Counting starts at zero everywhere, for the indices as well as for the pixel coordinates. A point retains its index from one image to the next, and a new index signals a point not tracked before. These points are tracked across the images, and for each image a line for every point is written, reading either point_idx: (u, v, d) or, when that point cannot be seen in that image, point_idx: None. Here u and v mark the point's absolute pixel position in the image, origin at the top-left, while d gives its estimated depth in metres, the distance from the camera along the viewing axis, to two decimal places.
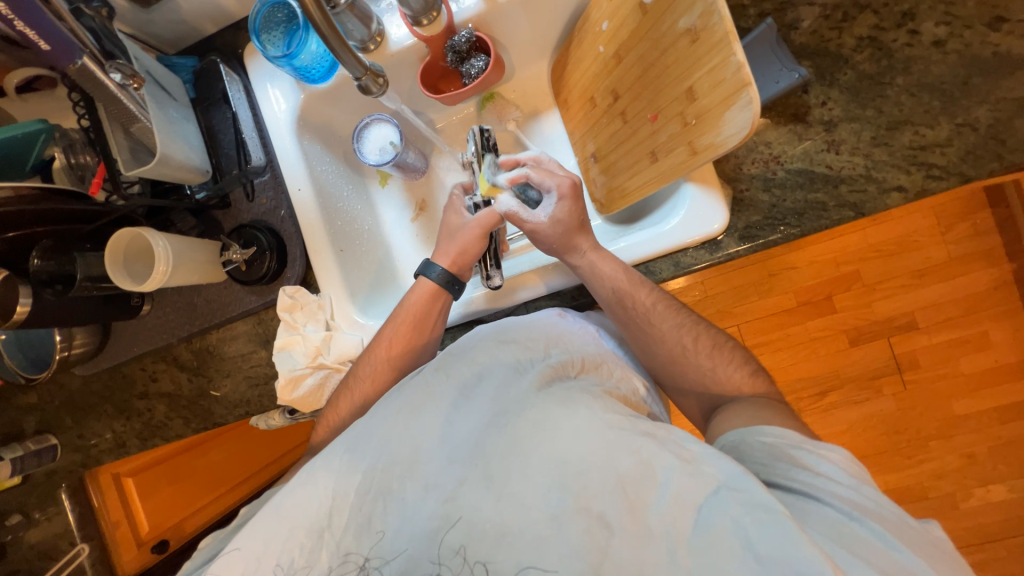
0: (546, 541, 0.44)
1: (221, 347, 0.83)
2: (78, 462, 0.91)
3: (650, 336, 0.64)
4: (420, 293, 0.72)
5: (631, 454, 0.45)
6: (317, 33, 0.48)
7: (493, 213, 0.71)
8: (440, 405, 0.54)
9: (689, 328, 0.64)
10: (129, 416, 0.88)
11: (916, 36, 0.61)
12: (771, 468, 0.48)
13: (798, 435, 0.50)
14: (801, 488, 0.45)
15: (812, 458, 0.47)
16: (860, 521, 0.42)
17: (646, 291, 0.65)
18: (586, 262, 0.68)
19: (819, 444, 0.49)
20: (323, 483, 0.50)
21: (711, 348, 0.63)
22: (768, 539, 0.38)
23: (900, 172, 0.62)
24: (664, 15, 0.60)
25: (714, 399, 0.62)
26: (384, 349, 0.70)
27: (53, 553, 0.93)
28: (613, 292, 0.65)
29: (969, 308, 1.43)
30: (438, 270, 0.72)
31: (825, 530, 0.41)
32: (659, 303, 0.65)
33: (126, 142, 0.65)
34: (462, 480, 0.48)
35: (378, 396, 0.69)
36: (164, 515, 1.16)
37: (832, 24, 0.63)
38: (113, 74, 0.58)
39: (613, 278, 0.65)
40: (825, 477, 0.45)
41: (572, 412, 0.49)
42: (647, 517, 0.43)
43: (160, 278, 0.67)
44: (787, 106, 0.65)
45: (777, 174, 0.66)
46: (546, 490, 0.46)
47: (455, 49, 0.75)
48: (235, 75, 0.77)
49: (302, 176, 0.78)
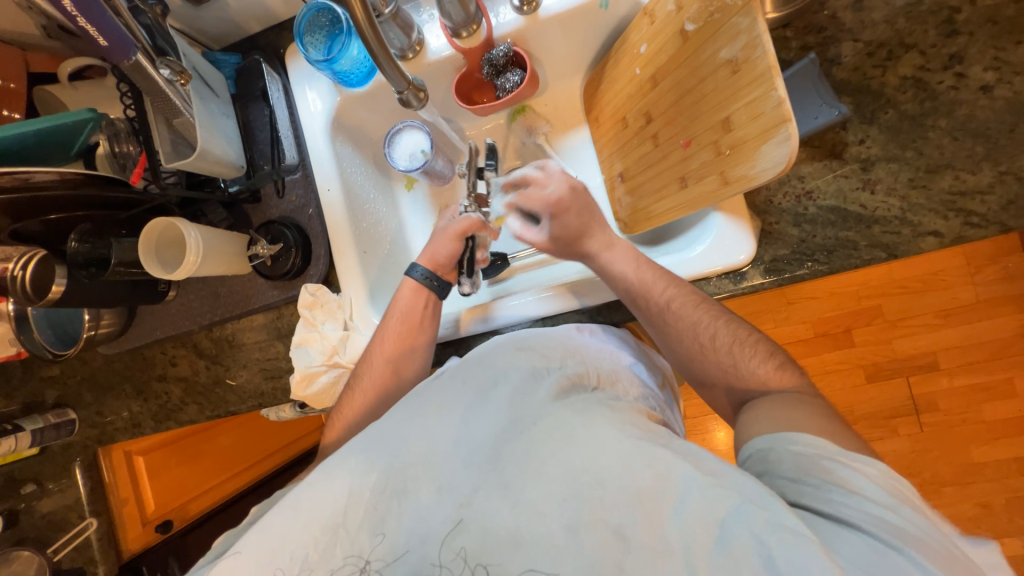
0: (558, 551, 0.43)
1: (240, 338, 0.85)
2: (93, 438, 0.93)
3: (667, 332, 0.63)
4: (405, 291, 0.74)
5: (646, 464, 0.45)
6: (364, 42, 0.49)
7: (470, 221, 0.73)
8: (458, 408, 0.55)
9: (709, 324, 0.61)
10: (146, 398, 0.90)
11: (963, 80, 0.60)
12: (802, 484, 0.45)
13: (830, 446, 0.46)
14: (833, 508, 0.42)
15: (848, 472, 0.44)
16: (899, 548, 0.39)
17: (660, 286, 0.64)
18: (598, 262, 0.69)
19: (853, 456, 0.45)
20: (338, 478, 0.51)
21: (732, 343, 0.59)
22: (792, 555, 0.37)
23: (937, 217, 0.61)
24: (704, 44, 0.59)
25: (742, 395, 0.58)
26: (381, 346, 0.71)
27: (63, 525, 0.96)
28: (627, 292, 0.66)
29: (995, 354, 1.39)
30: (420, 270, 0.75)
31: (856, 557, 0.39)
32: (676, 298, 0.63)
33: (168, 134, 0.67)
34: (477, 487, 0.48)
35: (381, 400, 0.69)
36: (171, 496, 1.17)
37: (875, 62, 0.62)
38: (163, 70, 0.60)
39: (624, 277, 0.66)
40: (859, 496, 0.42)
41: (590, 423, 0.49)
42: (664, 530, 0.42)
43: (190, 268, 0.69)
44: (824, 142, 0.64)
45: (809, 210, 0.65)
46: (559, 500, 0.45)
47: (492, 63, 0.76)
48: (276, 75, 0.79)
49: (332, 177, 0.80)
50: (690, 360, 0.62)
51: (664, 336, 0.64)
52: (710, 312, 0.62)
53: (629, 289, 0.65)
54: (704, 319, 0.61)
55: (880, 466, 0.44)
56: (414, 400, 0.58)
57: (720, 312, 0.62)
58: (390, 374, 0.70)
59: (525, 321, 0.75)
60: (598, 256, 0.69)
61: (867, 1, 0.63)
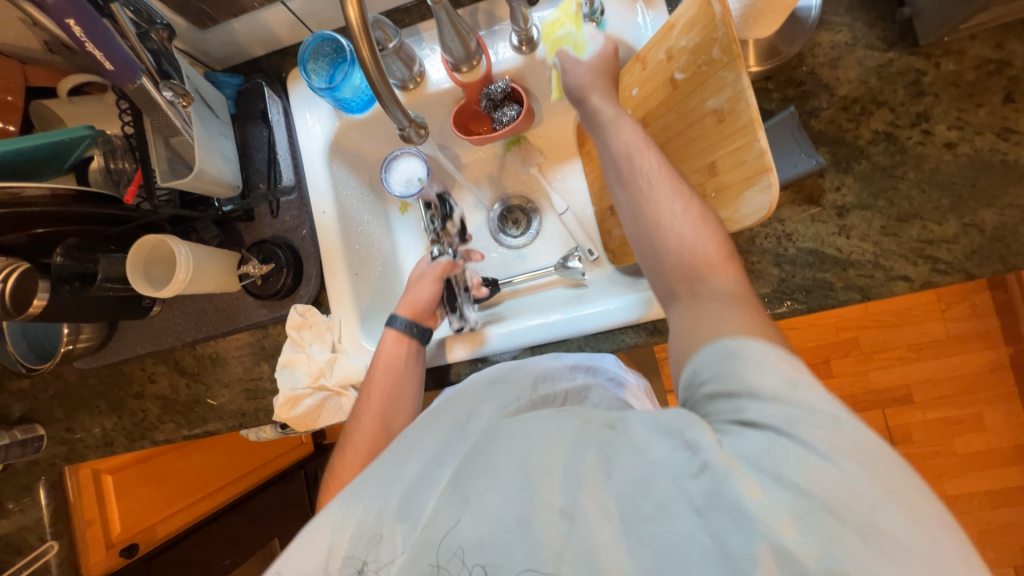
0: (514, 543, 0.43)
1: (225, 356, 0.84)
2: (61, 456, 0.89)
3: (642, 194, 0.56)
4: (388, 341, 0.75)
5: (588, 449, 0.46)
6: (369, 83, 0.50)
7: (442, 265, 0.82)
8: (429, 438, 0.56)
9: (685, 198, 0.55)
10: (121, 415, 0.87)
11: (930, 136, 0.64)
12: (723, 377, 0.42)
13: (740, 344, 0.42)
14: (743, 415, 0.40)
15: (753, 365, 0.41)
16: (797, 438, 0.37)
17: (654, 154, 0.58)
18: (608, 109, 0.63)
19: (758, 346, 0.42)
20: (321, 536, 0.51)
21: (691, 171, 0.56)
22: (713, 496, 0.38)
23: (906, 262, 0.64)
24: (693, 93, 0.62)
25: (687, 275, 0.52)
26: (367, 401, 0.71)
27: (19, 549, 0.91)
28: (626, 148, 0.59)
29: (964, 387, 1.44)
30: (401, 320, 0.76)
31: (748, 452, 0.38)
32: (664, 170, 0.57)
33: (165, 152, 0.68)
34: (440, 506, 0.48)
35: (370, 446, 0.68)
36: (138, 518, 1.11)
37: (850, 116, 0.67)
38: (165, 92, 0.60)
39: (624, 140, 0.60)
40: (766, 393, 0.39)
41: (539, 420, 0.50)
42: (604, 499, 0.43)
43: (178, 284, 0.68)
44: (803, 188, 0.68)
45: (789, 251, 0.68)
46: (511, 498, 0.45)
47: (490, 97, 0.79)
48: (277, 98, 0.81)
49: (328, 199, 0.80)
50: (650, 247, 0.55)
51: (632, 208, 0.57)
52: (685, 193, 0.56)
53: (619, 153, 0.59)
54: (678, 193, 0.55)
55: (780, 349, 0.42)
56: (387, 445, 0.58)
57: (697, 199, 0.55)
58: (381, 427, 0.69)
59: (514, 349, 0.76)
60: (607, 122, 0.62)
61: (842, 60, 0.67)
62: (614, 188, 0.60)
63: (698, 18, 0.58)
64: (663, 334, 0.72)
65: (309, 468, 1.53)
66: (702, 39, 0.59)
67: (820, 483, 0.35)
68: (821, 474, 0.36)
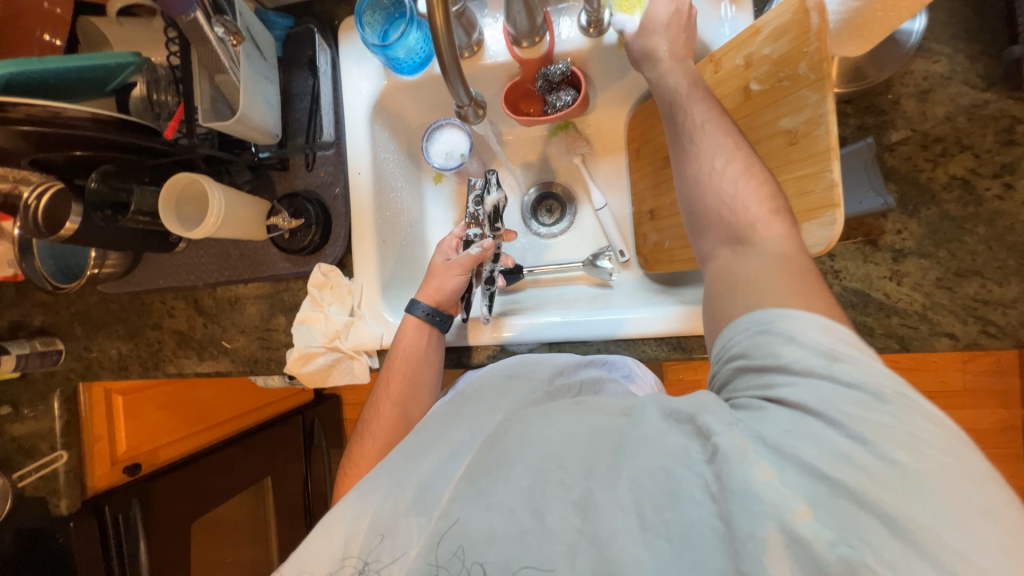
0: (528, 538, 0.44)
1: (243, 302, 0.84)
2: (78, 372, 0.92)
3: (688, 153, 0.57)
4: (408, 329, 0.73)
5: (603, 440, 0.47)
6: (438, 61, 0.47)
7: (468, 257, 0.72)
8: (449, 433, 0.58)
9: (736, 157, 0.54)
10: (138, 342, 0.89)
11: (1011, 191, 0.60)
12: (752, 354, 0.44)
13: (776, 314, 0.44)
14: (772, 391, 0.42)
15: (785, 341, 0.42)
16: (820, 416, 0.39)
17: (703, 106, 0.59)
18: (661, 68, 0.63)
19: (798, 318, 0.43)
20: (336, 527, 0.53)
21: (746, 170, 0.54)
22: (723, 478, 0.39)
23: (956, 319, 0.61)
24: (768, 108, 0.58)
25: (733, 235, 0.52)
26: (386, 392, 0.72)
27: (33, 452, 0.95)
28: (669, 104, 0.61)
29: (968, 441, 1.45)
30: (421, 307, 0.73)
31: (780, 429, 0.40)
32: (711, 122, 0.57)
33: (209, 90, 0.65)
34: (454, 498, 0.49)
35: (392, 428, 0.70)
36: (142, 440, 1.15)
37: (928, 156, 0.62)
38: (217, 28, 0.59)
39: (675, 94, 0.61)
40: (796, 367, 0.42)
41: (553, 415, 0.52)
42: (618, 488, 0.43)
43: (209, 227, 0.68)
44: (861, 226, 0.64)
45: (833, 289, 0.65)
46: (526, 492, 0.46)
47: (548, 78, 0.75)
48: (327, 47, 0.77)
49: (365, 161, 0.78)
50: (690, 204, 0.57)
51: (677, 160, 0.59)
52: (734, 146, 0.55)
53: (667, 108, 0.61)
54: (721, 149, 0.55)
55: (822, 319, 0.43)
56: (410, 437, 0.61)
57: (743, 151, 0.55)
58: (399, 421, 0.71)
59: (532, 342, 0.75)
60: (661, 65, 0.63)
61: (933, 93, 0.62)
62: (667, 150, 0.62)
63: (790, 27, 0.54)
64: (686, 351, 0.71)
65: (306, 415, 1.59)
66: (790, 50, 0.54)
67: (841, 466, 0.37)
68: (842, 452, 0.37)
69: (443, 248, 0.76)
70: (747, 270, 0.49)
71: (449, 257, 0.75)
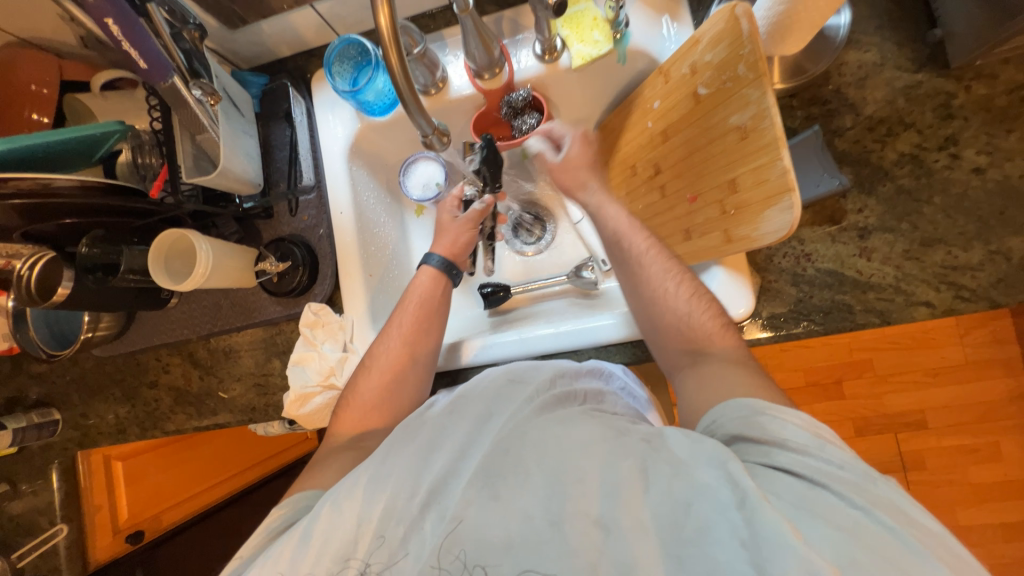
0: (544, 545, 0.48)
1: (237, 350, 0.85)
2: (75, 441, 0.91)
3: (639, 275, 0.68)
4: (423, 277, 0.79)
5: (625, 460, 0.51)
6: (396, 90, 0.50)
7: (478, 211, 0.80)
8: (458, 428, 0.61)
9: (675, 274, 0.67)
10: (134, 403, 0.89)
11: (957, 160, 0.63)
12: (749, 431, 0.50)
13: (761, 402, 0.52)
14: (772, 459, 0.48)
15: (776, 423, 0.50)
16: (822, 484, 0.45)
17: (642, 235, 0.70)
18: (593, 201, 0.76)
19: (781, 408, 0.51)
20: (348, 509, 0.55)
21: (692, 293, 0.65)
22: (753, 522, 0.42)
23: (929, 288, 0.63)
24: (717, 109, 0.62)
25: (690, 343, 0.64)
26: (398, 328, 0.75)
27: (32, 529, 0.93)
28: (613, 233, 0.72)
29: (982, 416, 1.45)
30: (436, 259, 0.79)
31: (791, 498, 0.44)
32: (653, 248, 0.69)
33: (191, 149, 0.69)
34: (470, 501, 0.52)
35: (394, 376, 0.72)
36: (144, 506, 1.12)
37: (875, 137, 0.66)
38: (194, 91, 0.63)
39: (615, 222, 0.73)
40: (795, 449, 0.48)
41: (574, 429, 0.56)
42: (642, 513, 0.47)
43: (198, 279, 0.69)
44: (824, 209, 0.67)
45: (807, 271, 0.67)
46: (545, 500, 0.50)
47: (512, 104, 0.79)
48: (301, 99, 0.82)
49: (346, 200, 0.81)
50: (651, 317, 0.67)
51: (629, 287, 0.69)
52: (675, 271, 0.67)
53: (612, 237, 0.72)
54: (668, 273, 0.67)
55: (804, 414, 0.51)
56: (415, 431, 0.63)
57: (684, 272, 0.67)
58: (408, 354, 0.74)
59: (525, 356, 0.76)
60: (596, 200, 0.75)
61: (870, 80, 0.67)
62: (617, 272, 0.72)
63: (725, 34, 0.58)
64: None
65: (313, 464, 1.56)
66: (728, 55, 0.58)
67: (852, 530, 0.41)
68: (848, 517, 0.42)
69: (447, 206, 0.81)
70: (708, 375, 0.59)
71: (453, 214, 0.81)
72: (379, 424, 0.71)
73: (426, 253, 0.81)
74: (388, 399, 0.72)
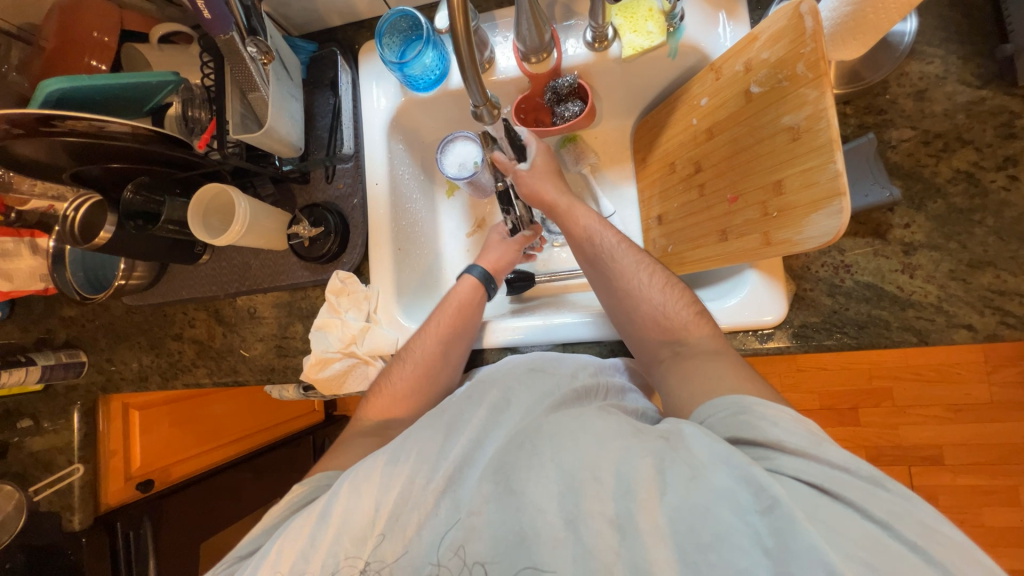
0: (559, 544, 0.48)
1: (262, 311, 0.86)
2: (99, 384, 0.94)
3: (611, 270, 0.71)
4: (465, 284, 0.80)
5: (642, 457, 0.50)
6: (457, 59, 0.49)
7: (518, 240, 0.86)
8: (474, 417, 0.61)
9: (648, 265, 0.69)
10: (158, 353, 0.91)
11: (1016, 182, 0.61)
12: (747, 430, 0.49)
13: (747, 400, 0.51)
14: (774, 464, 0.46)
15: (769, 423, 0.48)
16: (831, 493, 0.44)
17: (614, 231, 0.74)
18: (565, 202, 0.78)
19: (767, 404, 0.50)
20: (366, 493, 0.56)
21: (665, 284, 0.67)
22: (782, 534, 0.41)
23: (973, 311, 0.61)
24: (769, 108, 0.60)
25: (667, 334, 0.64)
26: (435, 326, 0.76)
27: (50, 466, 0.96)
28: (585, 231, 0.75)
29: (1003, 458, 1.41)
30: (480, 270, 0.82)
31: (803, 503, 0.43)
32: (624, 243, 0.73)
33: (239, 109, 0.70)
34: (486, 496, 0.53)
35: (427, 372, 0.73)
36: (156, 457, 1.14)
37: (930, 152, 0.64)
38: (250, 48, 0.63)
39: (586, 223, 0.76)
40: (799, 452, 0.46)
41: (588, 422, 0.55)
42: (658, 516, 0.46)
43: (234, 236, 0.70)
44: (869, 221, 0.65)
45: (845, 283, 0.65)
46: (558, 497, 0.51)
47: (556, 90, 0.79)
48: (348, 68, 0.83)
49: (382, 172, 0.82)
50: (627, 311, 0.68)
51: (603, 286, 0.72)
52: (644, 265, 0.69)
53: (583, 236, 0.76)
54: (641, 266, 0.69)
55: (791, 411, 0.50)
56: (433, 418, 0.63)
57: (654, 266, 0.69)
58: (441, 355, 0.74)
59: (546, 343, 0.77)
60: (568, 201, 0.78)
61: (930, 92, 0.65)
62: (589, 274, 0.75)
63: (787, 31, 0.57)
64: None
65: (317, 435, 1.60)
66: (787, 53, 0.57)
67: (870, 544, 0.40)
68: (865, 530, 0.41)
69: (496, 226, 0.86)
70: (691, 365, 0.59)
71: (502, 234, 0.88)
72: (406, 415, 0.72)
73: (470, 263, 0.84)
74: (416, 392, 0.73)
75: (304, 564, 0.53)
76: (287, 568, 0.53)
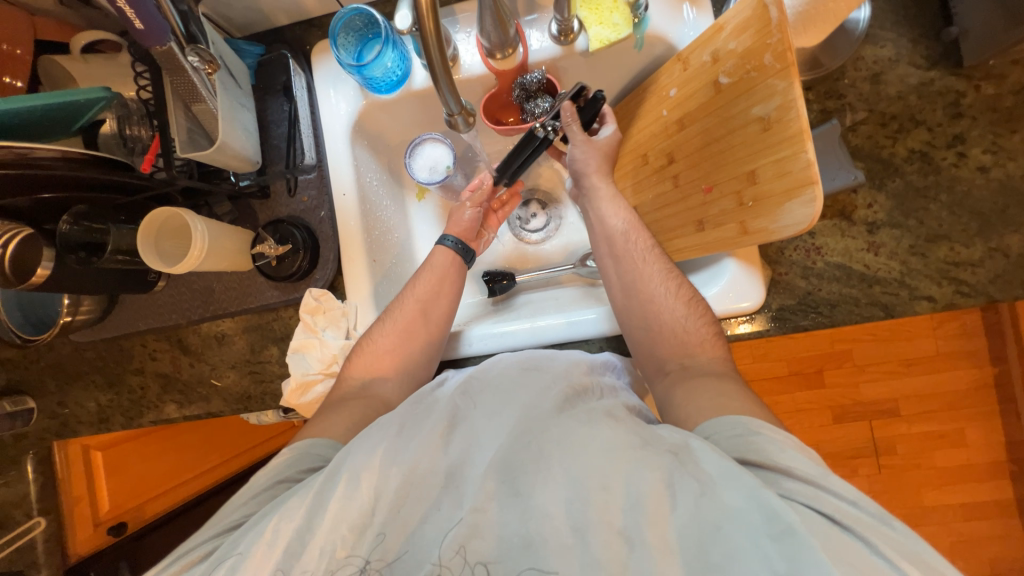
0: (564, 552, 0.48)
1: (231, 336, 0.81)
2: (52, 431, 0.86)
3: (638, 270, 0.72)
4: (438, 253, 0.79)
5: (651, 471, 0.50)
6: (430, 71, 0.49)
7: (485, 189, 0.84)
8: (476, 418, 0.61)
9: (673, 277, 0.70)
10: (118, 391, 0.84)
11: (964, 159, 0.65)
12: (754, 449, 0.51)
13: (755, 423, 0.53)
14: (782, 487, 0.48)
15: (778, 448, 0.50)
16: (841, 523, 0.44)
17: (643, 234, 0.75)
18: (601, 191, 0.79)
19: (772, 428, 0.53)
20: (366, 482, 0.53)
21: (688, 299, 0.68)
22: (793, 557, 0.42)
23: (932, 283, 0.65)
24: (738, 98, 0.61)
25: (679, 345, 0.66)
26: (413, 288, 0.75)
27: (4, 524, 0.86)
28: (614, 228, 0.76)
29: (950, 404, 1.54)
30: (451, 239, 0.80)
31: (815, 532, 0.43)
32: (652, 249, 0.74)
33: (185, 122, 0.64)
34: (490, 494, 0.52)
35: (409, 336, 0.72)
36: (126, 497, 1.09)
37: (887, 133, 0.67)
38: (191, 57, 0.58)
39: (613, 220, 0.77)
40: (801, 480, 0.48)
41: (597, 431, 0.55)
42: (666, 530, 0.47)
43: (193, 261, 0.66)
44: (836, 204, 0.68)
45: (817, 264, 0.68)
46: (566, 503, 0.50)
47: (524, 87, 0.77)
48: (301, 71, 0.77)
49: (349, 181, 0.78)
50: (647, 315, 0.69)
51: (621, 280, 0.73)
52: (672, 275, 0.71)
53: (610, 232, 0.77)
54: (664, 274, 0.71)
55: (795, 440, 0.53)
56: (429, 412, 0.62)
57: (678, 280, 0.70)
58: (421, 313, 0.74)
59: (536, 345, 0.77)
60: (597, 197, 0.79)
61: (884, 76, 0.67)
62: (608, 263, 0.76)
63: (753, 21, 0.57)
64: None
65: None
66: (754, 43, 0.57)
67: (869, 569, 0.41)
68: (874, 564, 0.42)
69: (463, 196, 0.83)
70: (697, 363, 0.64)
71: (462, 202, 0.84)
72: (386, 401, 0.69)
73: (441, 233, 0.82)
74: (399, 350, 0.72)
75: (299, 548, 0.50)
76: (274, 565, 0.50)
